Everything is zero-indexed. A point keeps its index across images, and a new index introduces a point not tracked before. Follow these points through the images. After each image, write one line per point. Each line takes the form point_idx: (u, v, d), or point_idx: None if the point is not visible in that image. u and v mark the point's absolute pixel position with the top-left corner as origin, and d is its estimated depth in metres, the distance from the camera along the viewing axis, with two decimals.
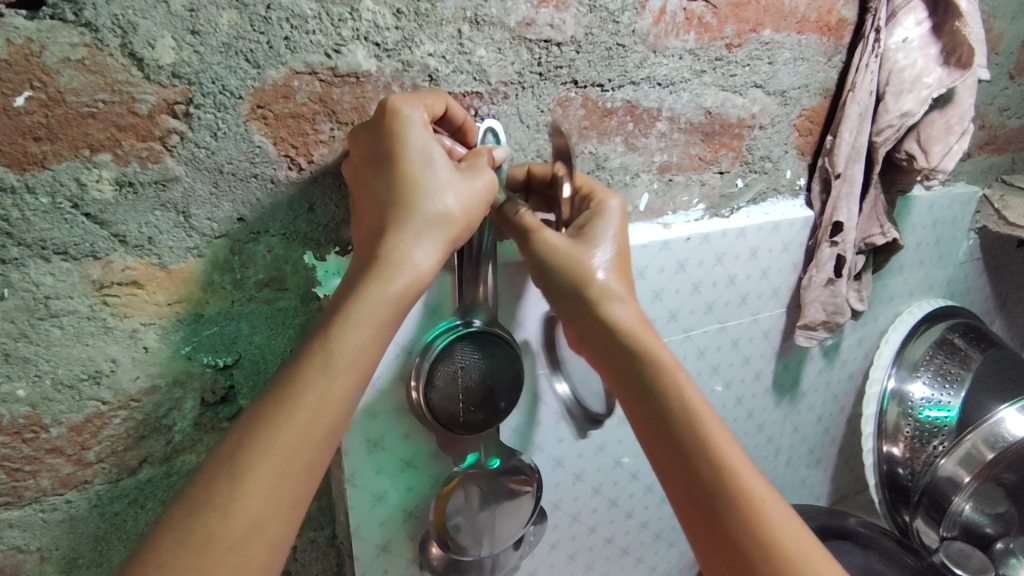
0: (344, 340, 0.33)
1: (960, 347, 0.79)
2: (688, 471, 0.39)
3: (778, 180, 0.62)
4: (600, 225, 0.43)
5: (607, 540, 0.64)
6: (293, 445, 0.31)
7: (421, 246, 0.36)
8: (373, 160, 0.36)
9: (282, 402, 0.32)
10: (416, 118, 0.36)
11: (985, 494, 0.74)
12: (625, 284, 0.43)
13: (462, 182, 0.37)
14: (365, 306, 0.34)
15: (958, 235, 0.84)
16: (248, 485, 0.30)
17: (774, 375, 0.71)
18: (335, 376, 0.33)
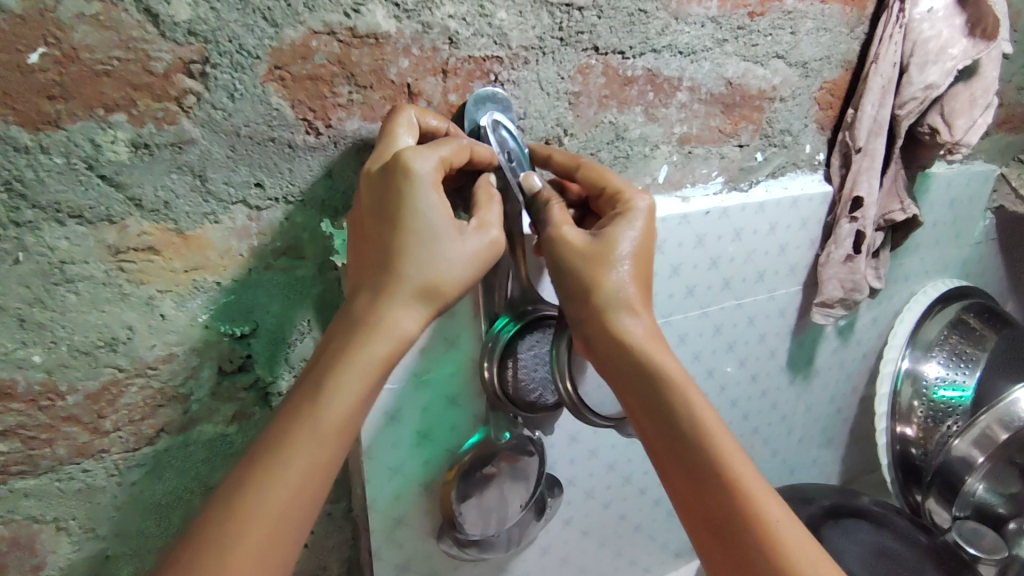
0: (329, 407, 0.33)
1: (976, 327, 0.78)
2: (704, 503, 0.38)
3: (798, 154, 0.61)
4: (624, 227, 0.41)
5: (619, 516, 0.64)
6: (277, 516, 0.31)
7: (406, 310, 0.35)
8: (377, 218, 0.36)
9: (269, 470, 0.31)
10: (423, 175, 0.35)
11: (997, 474, 0.74)
12: (643, 294, 0.41)
13: (462, 246, 0.36)
14: (355, 368, 0.34)
15: (975, 214, 0.83)
16: (234, 556, 0.30)
17: (789, 353, 0.70)
18: (319, 442, 0.32)
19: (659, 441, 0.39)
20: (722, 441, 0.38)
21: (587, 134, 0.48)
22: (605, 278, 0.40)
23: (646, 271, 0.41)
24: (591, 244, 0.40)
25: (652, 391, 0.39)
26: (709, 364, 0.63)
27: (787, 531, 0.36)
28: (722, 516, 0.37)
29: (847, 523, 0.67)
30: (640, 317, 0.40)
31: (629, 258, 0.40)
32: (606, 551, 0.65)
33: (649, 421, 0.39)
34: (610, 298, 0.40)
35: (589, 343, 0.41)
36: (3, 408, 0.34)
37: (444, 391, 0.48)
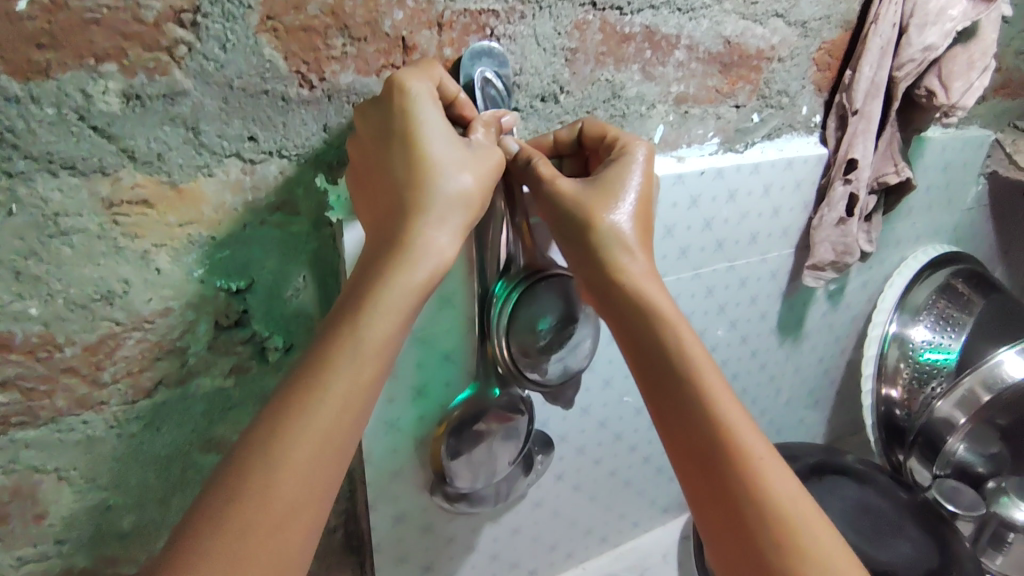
0: (368, 328, 0.33)
1: (964, 292, 0.79)
2: (695, 441, 0.38)
3: (794, 116, 0.60)
4: (620, 172, 0.41)
5: (610, 472, 0.65)
6: (323, 437, 0.31)
7: (439, 227, 0.36)
8: (385, 144, 0.36)
9: (312, 389, 0.32)
10: (424, 93, 0.36)
11: (979, 436, 0.76)
12: (641, 237, 0.42)
13: (474, 160, 0.37)
14: (392, 288, 0.34)
15: (968, 180, 0.83)
16: (281, 475, 0.30)
17: (779, 315, 0.71)
18: (362, 361, 0.33)
19: (652, 383, 0.40)
20: (713, 382, 0.39)
21: (583, 92, 0.47)
22: (603, 221, 0.40)
23: (644, 218, 0.42)
24: (585, 191, 0.41)
25: (651, 332, 0.40)
26: (700, 324, 0.64)
27: (772, 470, 0.37)
28: (707, 455, 0.38)
29: (831, 480, 0.69)
30: (638, 258, 0.41)
31: (628, 205, 0.41)
32: (596, 505, 0.67)
33: (642, 364, 0.40)
34: (607, 242, 0.40)
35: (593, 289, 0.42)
36: (1, 359, 0.35)
37: (440, 347, 0.48)
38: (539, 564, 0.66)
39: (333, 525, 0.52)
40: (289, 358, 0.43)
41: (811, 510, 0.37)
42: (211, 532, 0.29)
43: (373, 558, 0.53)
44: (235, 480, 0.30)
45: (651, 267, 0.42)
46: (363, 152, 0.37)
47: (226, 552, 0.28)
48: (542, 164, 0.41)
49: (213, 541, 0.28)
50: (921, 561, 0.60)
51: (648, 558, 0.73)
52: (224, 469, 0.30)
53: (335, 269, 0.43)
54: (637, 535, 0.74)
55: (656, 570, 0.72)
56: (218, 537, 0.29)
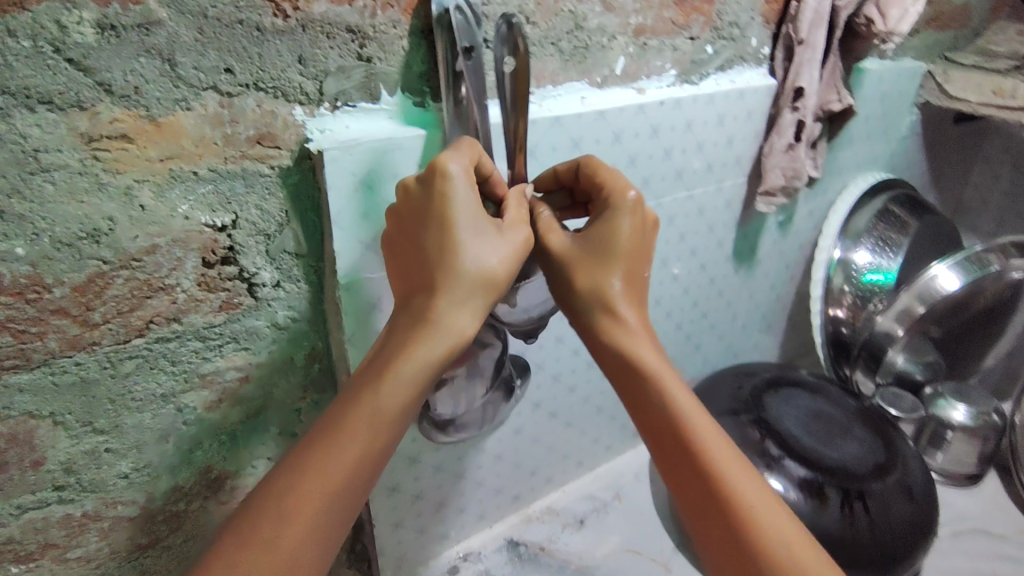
0: (390, 392, 0.36)
1: (899, 215, 0.85)
2: (692, 487, 0.40)
3: (744, 47, 0.63)
4: (606, 223, 0.43)
5: (584, 399, 0.69)
6: (333, 491, 0.34)
7: (460, 306, 0.37)
8: (420, 220, 0.38)
9: (340, 437, 0.35)
10: (461, 174, 0.37)
11: (915, 347, 0.84)
12: (630, 290, 0.43)
13: (498, 241, 0.38)
14: (416, 351, 0.36)
15: (902, 109, 0.88)
16: (297, 519, 0.33)
17: (734, 243, 0.75)
18: (377, 424, 0.35)
19: (639, 416, 0.43)
20: (693, 417, 0.41)
21: (547, 23, 0.48)
22: (593, 275, 0.43)
23: (637, 265, 0.44)
24: (575, 248, 0.44)
25: (632, 374, 0.42)
26: (663, 253, 0.67)
27: (751, 493, 0.39)
28: (693, 481, 0.40)
29: (786, 392, 0.74)
30: (626, 313, 0.43)
31: (614, 259, 0.42)
32: (573, 430, 0.70)
33: (632, 400, 0.43)
34: (595, 296, 0.43)
35: (589, 340, 0.44)
36: None
37: None
38: (522, 489, 0.70)
39: None
40: (275, 292, 0.44)
41: (788, 529, 0.38)
42: (242, 536, 0.33)
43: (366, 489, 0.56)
44: (268, 509, 0.33)
45: (640, 313, 0.44)
46: (402, 225, 0.39)
47: (248, 565, 0.32)
48: (545, 219, 0.46)
49: (240, 556, 0.32)
50: (867, 455, 0.66)
51: (621, 478, 0.77)
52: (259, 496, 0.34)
53: (315, 204, 0.43)
54: (611, 459, 0.79)
55: (629, 488, 0.76)
56: (243, 555, 0.32)
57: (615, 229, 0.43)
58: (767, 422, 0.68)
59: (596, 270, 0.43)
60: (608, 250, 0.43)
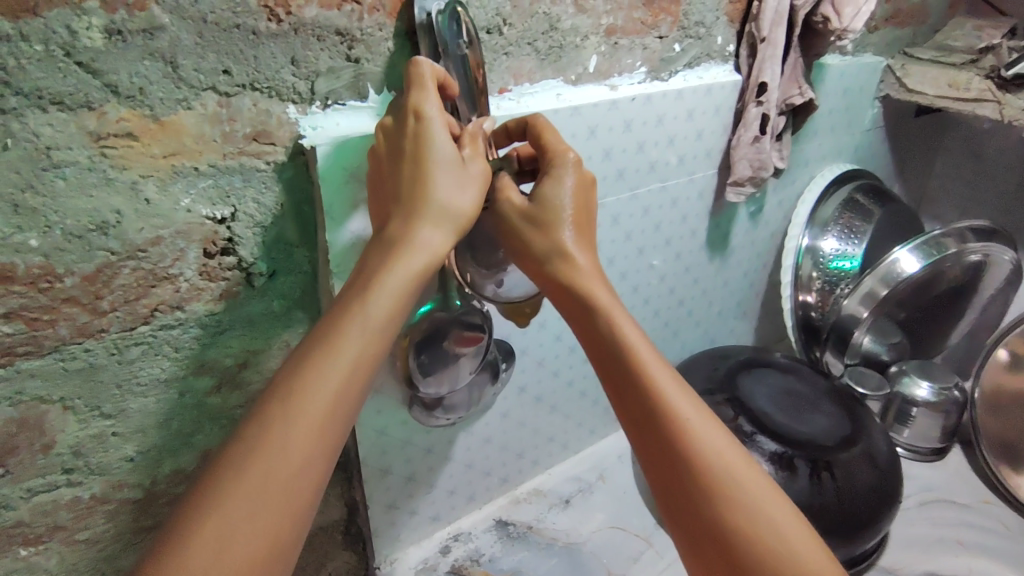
0: (377, 300, 0.37)
1: (865, 204, 0.90)
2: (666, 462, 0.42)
3: (711, 45, 0.67)
4: (552, 187, 0.44)
5: (567, 383, 0.72)
6: (334, 399, 0.35)
7: (434, 230, 0.39)
8: (396, 160, 0.41)
9: (320, 364, 0.35)
10: (432, 117, 0.41)
11: (881, 328, 0.87)
12: (583, 242, 0.46)
13: (466, 176, 0.41)
14: (390, 276, 0.37)
15: (865, 103, 0.93)
16: (304, 423, 0.34)
17: (707, 232, 0.78)
18: (368, 333, 0.36)
19: (601, 365, 0.45)
20: (652, 365, 0.43)
21: (523, 25, 0.51)
22: (547, 234, 0.45)
23: (584, 222, 0.46)
24: (530, 210, 0.45)
25: (592, 324, 0.44)
26: (639, 242, 0.70)
27: (705, 433, 0.42)
28: (648, 425, 0.42)
29: (759, 372, 0.77)
30: (589, 272, 0.45)
31: (569, 217, 0.45)
32: (557, 413, 0.74)
33: (595, 351, 0.45)
34: (552, 254, 0.45)
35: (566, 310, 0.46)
36: (5, 291, 0.37)
37: None
38: (510, 472, 0.73)
39: None
40: (272, 282, 0.47)
41: (736, 463, 0.42)
42: (236, 472, 0.32)
43: (360, 471, 0.58)
44: (258, 435, 0.33)
45: (595, 264, 0.46)
46: (380, 165, 0.43)
47: (245, 498, 0.32)
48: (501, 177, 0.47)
49: (235, 495, 0.32)
50: (836, 429, 0.70)
51: (605, 460, 0.80)
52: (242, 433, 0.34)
53: (309, 196, 0.46)
54: (594, 442, 0.82)
55: (612, 469, 0.80)
56: (238, 490, 0.32)
57: (563, 194, 0.44)
58: (741, 401, 0.72)
59: (554, 230, 0.44)
60: (555, 211, 0.44)
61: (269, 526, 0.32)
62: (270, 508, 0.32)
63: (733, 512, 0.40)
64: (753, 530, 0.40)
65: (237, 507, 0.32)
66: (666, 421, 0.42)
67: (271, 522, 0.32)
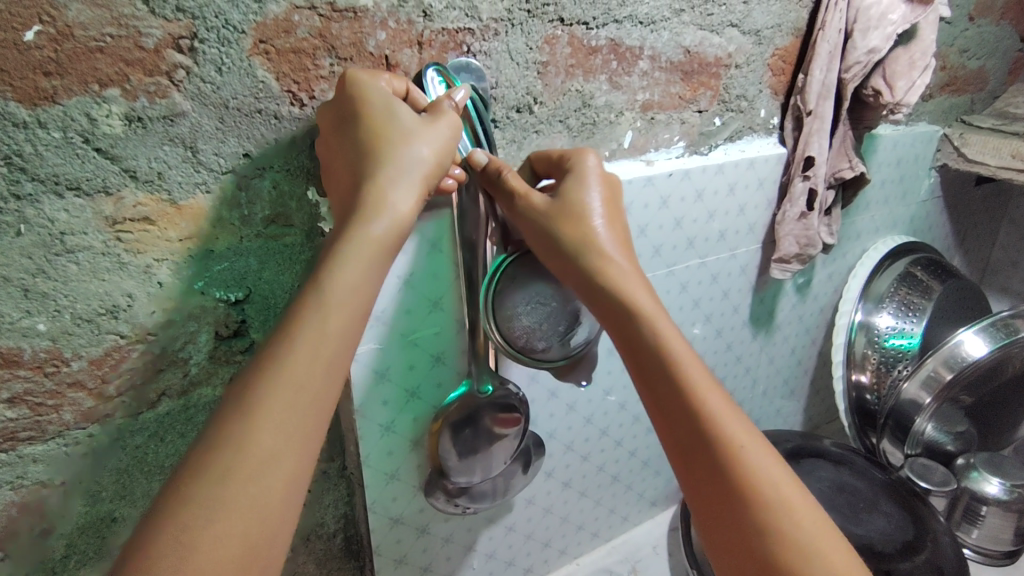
0: (337, 277, 0.35)
1: (923, 279, 0.84)
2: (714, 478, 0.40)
3: (753, 118, 0.64)
4: (579, 187, 0.44)
5: (598, 468, 0.68)
6: (297, 383, 0.32)
7: (395, 190, 0.37)
8: (340, 129, 0.38)
9: (281, 342, 0.33)
10: (374, 82, 0.38)
11: (944, 415, 0.80)
12: (618, 245, 0.44)
13: (428, 132, 0.38)
14: (354, 244, 0.36)
15: (920, 172, 0.88)
16: (263, 412, 0.31)
17: (751, 308, 0.74)
18: (327, 312, 0.34)
19: (641, 370, 0.43)
20: (696, 375, 0.42)
21: (555, 103, 0.50)
22: (578, 230, 0.43)
23: (616, 220, 0.45)
24: (559, 208, 0.44)
25: (632, 327, 0.43)
26: (677, 320, 0.67)
27: (751, 442, 0.40)
28: (696, 438, 0.41)
29: (808, 463, 0.72)
30: (622, 269, 0.44)
31: (602, 218, 0.44)
32: (587, 499, 0.69)
33: (633, 355, 0.43)
34: (585, 248, 0.43)
35: (609, 317, 0.44)
36: (11, 375, 0.36)
37: (429, 349, 0.50)
38: (534, 561, 0.68)
39: (333, 530, 0.53)
40: None
41: (791, 489, 0.39)
42: (199, 465, 0.30)
43: (373, 560, 0.55)
44: (214, 432, 0.31)
45: (634, 266, 0.45)
46: (329, 145, 0.39)
47: (212, 492, 0.30)
48: (512, 177, 0.43)
49: (199, 490, 0.30)
50: (896, 533, 0.64)
51: (638, 551, 0.75)
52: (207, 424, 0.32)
53: None
54: (627, 529, 0.76)
55: (646, 561, 0.74)
56: (201, 487, 0.30)
57: (592, 192, 0.44)
58: None
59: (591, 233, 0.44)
60: (588, 205, 0.44)
61: (240, 526, 0.30)
62: (244, 500, 0.30)
63: (779, 529, 0.38)
64: (808, 550, 0.37)
65: (202, 512, 0.29)
66: (712, 433, 0.40)
67: (245, 515, 0.30)
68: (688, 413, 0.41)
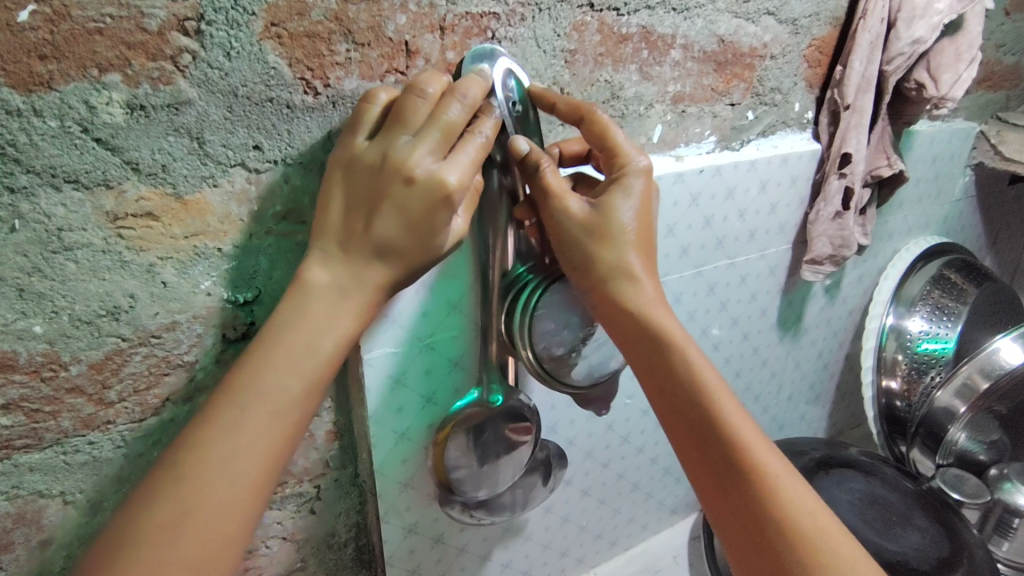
0: (302, 347, 0.35)
1: (957, 282, 0.81)
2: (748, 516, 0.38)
3: (787, 112, 0.61)
4: (621, 194, 0.40)
5: (618, 475, 0.65)
6: (248, 446, 0.33)
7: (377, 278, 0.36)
8: (376, 196, 0.35)
9: (238, 402, 0.33)
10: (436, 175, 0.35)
11: (978, 424, 0.76)
12: (647, 262, 0.42)
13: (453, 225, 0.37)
14: (317, 315, 0.35)
15: (956, 171, 0.84)
16: (211, 477, 0.32)
17: (779, 311, 0.71)
18: (288, 377, 0.34)
19: (664, 403, 0.40)
20: (727, 404, 0.39)
21: (583, 94, 0.47)
22: (606, 249, 0.40)
23: (648, 234, 0.42)
24: (593, 216, 0.40)
25: (659, 359, 0.40)
26: (703, 323, 0.64)
27: (788, 480, 0.38)
28: (723, 473, 0.38)
29: (837, 473, 0.69)
30: (644, 285, 0.41)
31: (631, 229, 0.40)
32: (606, 508, 0.66)
33: (655, 390, 0.41)
34: (615, 270, 0.40)
35: (632, 341, 0.41)
36: (6, 380, 0.34)
37: (447, 354, 0.48)
38: (551, 571, 0.65)
39: (344, 540, 0.51)
40: None
41: (830, 527, 0.37)
42: (177, 517, 0.31)
43: (386, 571, 0.52)
44: (162, 480, 0.32)
45: (659, 291, 0.42)
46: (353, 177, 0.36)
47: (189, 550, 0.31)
48: (551, 174, 0.39)
49: (174, 547, 0.31)
50: (930, 549, 0.61)
51: (657, 561, 0.72)
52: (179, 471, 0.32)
53: None
54: (646, 538, 0.74)
55: (666, 572, 0.71)
56: (175, 540, 0.31)
57: (632, 201, 0.40)
58: None
59: (619, 250, 0.40)
60: (621, 221, 0.40)
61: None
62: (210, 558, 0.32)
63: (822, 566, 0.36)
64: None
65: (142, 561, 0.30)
66: (744, 468, 0.38)
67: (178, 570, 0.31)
68: (722, 448, 0.38)
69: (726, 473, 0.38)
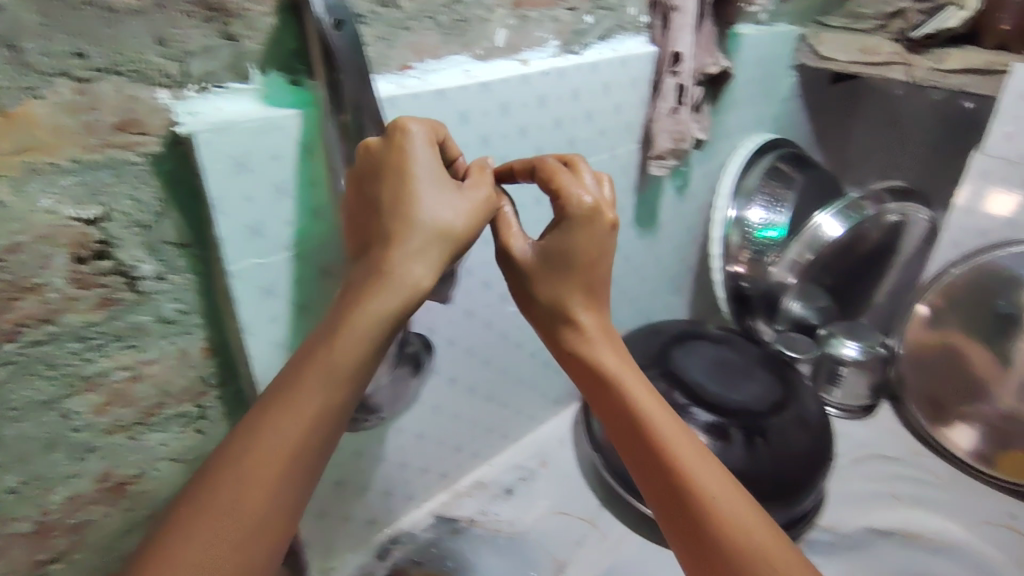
0: (341, 349, 0.37)
1: (783, 173, 0.90)
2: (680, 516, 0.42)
3: (623, 17, 0.65)
4: (568, 240, 0.44)
5: (501, 370, 0.70)
6: (293, 443, 0.36)
7: (416, 258, 0.38)
8: (374, 177, 0.39)
9: (284, 404, 0.36)
10: (420, 137, 0.40)
11: (806, 292, 0.91)
12: (596, 305, 0.47)
13: (460, 198, 0.40)
14: (353, 318, 0.37)
15: (782, 71, 0.94)
16: (258, 467, 0.35)
17: (635, 208, 0.78)
18: (329, 381, 0.37)
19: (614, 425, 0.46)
20: (663, 423, 0.44)
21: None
22: (552, 293, 0.46)
23: (602, 283, 0.46)
24: (537, 264, 0.46)
25: (604, 386, 0.46)
26: None
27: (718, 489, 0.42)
28: (662, 484, 0.43)
29: (691, 344, 0.78)
30: (591, 325, 0.47)
31: (576, 272, 0.45)
32: (493, 402, 0.72)
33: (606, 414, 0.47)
34: (562, 311, 0.46)
35: (585, 371, 0.47)
36: None
37: (312, 261, 0.49)
38: (448, 466, 0.70)
39: None
40: (161, 287, 0.43)
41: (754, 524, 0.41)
42: (192, 514, 0.34)
43: None
44: (210, 479, 0.35)
45: (607, 331, 0.47)
46: (358, 188, 0.40)
47: (204, 532, 0.34)
48: (507, 226, 0.48)
49: (192, 534, 0.34)
50: (767, 395, 0.71)
51: (545, 446, 0.79)
52: (206, 480, 0.35)
53: (194, 189, 0.42)
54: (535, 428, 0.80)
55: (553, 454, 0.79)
56: (198, 512, 0.35)
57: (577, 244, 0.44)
58: (674, 375, 0.72)
59: (567, 294, 0.46)
60: (566, 265, 0.45)
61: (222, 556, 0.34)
62: (228, 544, 0.34)
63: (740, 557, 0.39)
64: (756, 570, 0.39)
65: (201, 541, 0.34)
66: (680, 480, 0.42)
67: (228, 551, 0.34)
68: (645, 443, 0.44)
69: (660, 477, 0.43)
